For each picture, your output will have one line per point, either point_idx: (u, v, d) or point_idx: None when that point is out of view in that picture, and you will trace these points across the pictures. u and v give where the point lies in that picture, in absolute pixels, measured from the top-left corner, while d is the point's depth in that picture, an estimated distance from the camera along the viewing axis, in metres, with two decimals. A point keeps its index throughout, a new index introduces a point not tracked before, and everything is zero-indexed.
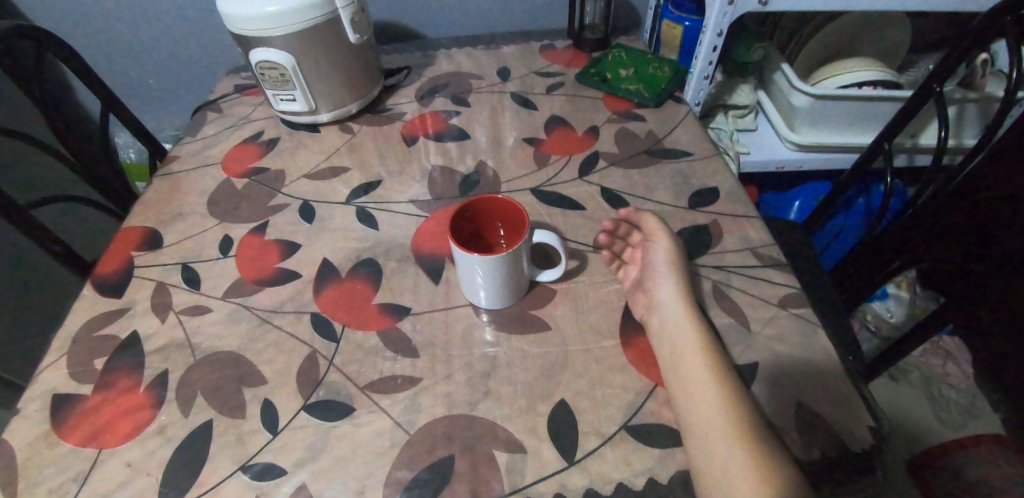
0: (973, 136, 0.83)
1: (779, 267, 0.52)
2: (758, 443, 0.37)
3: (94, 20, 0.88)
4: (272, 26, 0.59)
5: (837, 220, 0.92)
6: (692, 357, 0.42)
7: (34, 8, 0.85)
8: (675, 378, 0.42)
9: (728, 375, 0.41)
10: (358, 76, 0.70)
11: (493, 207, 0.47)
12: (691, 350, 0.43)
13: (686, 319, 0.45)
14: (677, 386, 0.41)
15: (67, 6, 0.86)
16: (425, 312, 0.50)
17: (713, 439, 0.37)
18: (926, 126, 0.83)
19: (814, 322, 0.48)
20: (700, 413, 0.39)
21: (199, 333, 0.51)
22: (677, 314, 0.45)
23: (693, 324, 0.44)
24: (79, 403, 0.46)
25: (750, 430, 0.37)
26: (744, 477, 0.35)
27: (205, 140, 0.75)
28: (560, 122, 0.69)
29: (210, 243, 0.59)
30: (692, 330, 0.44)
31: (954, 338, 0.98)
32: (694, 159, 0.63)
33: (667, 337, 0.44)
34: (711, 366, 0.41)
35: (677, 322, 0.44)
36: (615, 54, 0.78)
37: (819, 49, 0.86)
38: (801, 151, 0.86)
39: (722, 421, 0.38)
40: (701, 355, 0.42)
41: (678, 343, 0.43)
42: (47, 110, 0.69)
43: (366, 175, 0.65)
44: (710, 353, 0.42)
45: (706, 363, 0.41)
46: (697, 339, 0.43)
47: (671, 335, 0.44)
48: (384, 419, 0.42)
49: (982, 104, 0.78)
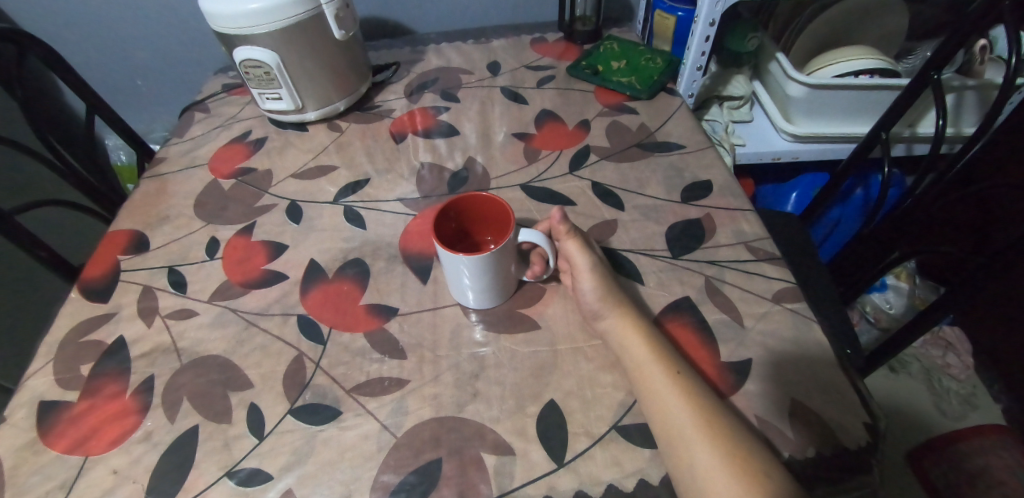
0: (972, 125, 0.82)
1: (773, 261, 0.51)
2: (724, 440, 0.36)
3: (78, 21, 0.87)
4: (255, 23, 0.58)
5: (834, 212, 0.91)
6: (642, 363, 0.41)
7: (17, 10, 0.84)
8: (638, 383, 0.40)
9: (678, 377, 0.40)
10: (345, 73, 0.69)
11: (478, 205, 0.46)
12: (639, 355, 0.41)
13: (627, 323, 0.43)
14: (642, 390, 0.40)
15: (50, 8, 0.84)
16: (413, 312, 0.49)
17: (679, 445, 0.37)
18: (925, 114, 0.82)
19: (809, 317, 0.47)
20: (663, 420, 0.38)
21: (185, 337, 0.50)
22: (616, 320, 0.43)
23: (637, 329, 0.43)
24: (64, 410, 0.46)
25: (715, 430, 0.37)
26: (717, 478, 0.35)
27: (192, 141, 0.74)
28: (551, 116, 0.68)
29: (197, 246, 0.59)
30: (637, 334, 0.42)
31: (954, 329, 0.97)
32: (687, 152, 0.62)
33: (617, 343, 0.43)
34: (662, 371, 0.40)
35: (621, 334, 0.43)
36: (606, 46, 0.77)
37: (815, 38, 0.85)
38: (797, 141, 0.85)
39: (685, 425, 0.37)
40: (649, 359, 0.41)
41: (628, 349, 0.42)
42: (31, 113, 0.68)
43: (354, 174, 0.64)
44: (659, 357, 0.41)
45: (657, 367, 0.40)
46: (642, 345, 0.42)
47: (619, 345, 0.43)
48: (371, 422, 0.42)
49: (981, 91, 0.77)
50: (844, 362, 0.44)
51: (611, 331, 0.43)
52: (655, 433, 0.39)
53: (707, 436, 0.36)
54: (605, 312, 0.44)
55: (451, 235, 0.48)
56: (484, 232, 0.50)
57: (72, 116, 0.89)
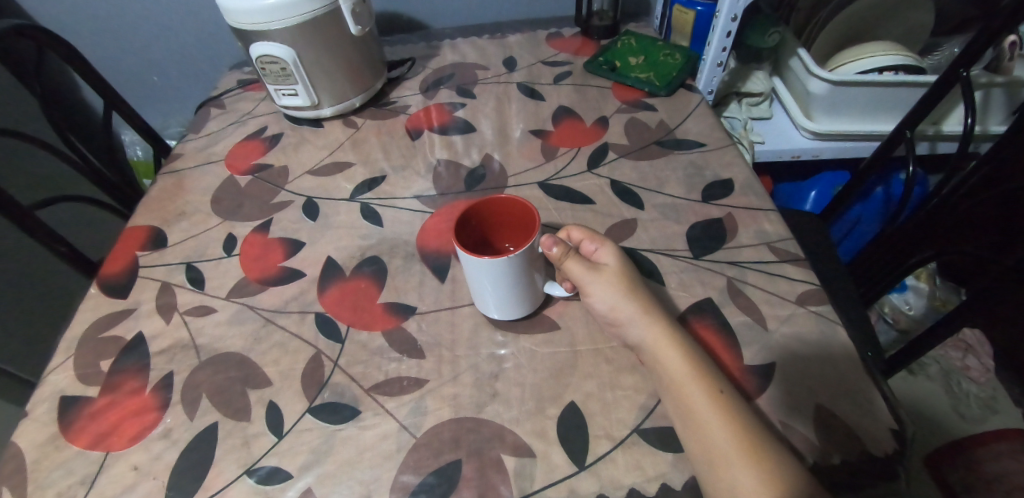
0: (1000, 123, 0.80)
1: (796, 262, 0.50)
2: (772, 466, 0.34)
3: (94, 16, 0.87)
4: (271, 19, 0.58)
5: (854, 210, 0.91)
6: (681, 383, 0.38)
7: (33, 5, 0.85)
8: (678, 403, 0.38)
9: (723, 398, 0.37)
10: (360, 69, 0.68)
11: (500, 210, 0.46)
12: (678, 371, 0.38)
13: (663, 336, 0.40)
14: (683, 410, 0.37)
15: (66, 4, 0.85)
16: (431, 311, 0.49)
17: (722, 473, 0.34)
18: (951, 112, 0.80)
19: (834, 320, 0.46)
20: (704, 447, 0.36)
21: (203, 334, 0.50)
22: (649, 331, 0.40)
23: (673, 341, 0.39)
24: (85, 405, 0.46)
25: (762, 453, 0.34)
26: None
27: (208, 137, 0.74)
28: (568, 113, 0.67)
29: (214, 242, 0.59)
30: (673, 346, 0.39)
31: (976, 331, 0.96)
32: (707, 149, 0.61)
33: (652, 358, 0.40)
34: (702, 390, 0.37)
35: (657, 347, 0.39)
36: (624, 41, 0.76)
37: (838, 33, 0.83)
38: (817, 139, 0.84)
39: (729, 451, 0.34)
40: (689, 375, 0.38)
41: (666, 365, 0.39)
42: (51, 109, 0.68)
43: (370, 171, 0.63)
44: (699, 373, 0.38)
45: (697, 385, 0.37)
46: (681, 362, 0.39)
47: (653, 359, 0.40)
48: (390, 422, 0.41)
49: (1010, 89, 0.75)
50: (869, 364, 0.43)
51: (645, 344, 0.40)
52: (697, 463, 0.36)
53: (757, 464, 0.34)
54: (630, 320, 0.41)
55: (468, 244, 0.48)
56: (502, 237, 0.49)
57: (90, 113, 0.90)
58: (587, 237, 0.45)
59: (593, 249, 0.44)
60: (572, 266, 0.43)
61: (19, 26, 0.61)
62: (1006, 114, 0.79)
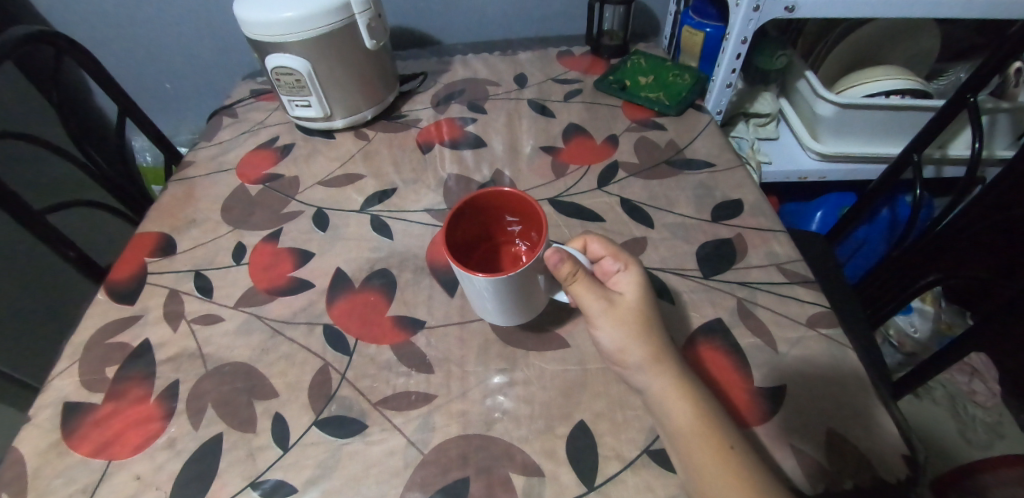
0: (1005, 148, 0.80)
1: (806, 284, 0.50)
2: None
3: (111, 24, 0.88)
4: (288, 32, 0.59)
5: (860, 232, 0.91)
6: (685, 433, 0.37)
7: (52, 12, 0.86)
8: (682, 456, 0.36)
9: (730, 454, 0.35)
10: (374, 83, 0.69)
11: (502, 203, 0.45)
12: (685, 421, 0.37)
13: (672, 383, 0.38)
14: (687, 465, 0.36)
15: (85, 11, 0.86)
16: (440, 326, 0.48)
17: None
18: (958, 137, 0.81)
19: (844, 343, 0.46)
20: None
21: (210, 343, 0.50)
22: (658, 377, 0.38)
23: (682, 390, 0.38)
24: (89, 412, 0.46)
25: None
26: None
27: (220, 146, 0.74)
28: (578, 131, 0.67)
29: (223, 251, 0.59)
30: (680, 395, 0.37)
31: (981, 354, 0.94)
32: (717, 170, 0.61)
33: (658, 404, 0.38)
34: (709, 446, 0.36)
35: (663, 394, 0.38)
36: (634, 61, 0.77)
37: (845, 57, 0.84)
38: (824, 160, 0.84)
39: None
40: (695, 427, 0.36)
41: (673, 414, 0.37)
42: (66, 115, 0.69)
43: (381, 183, 0.64)
44: (706, 424, 0.36)
45: (704, 439, 0.36)
46: (689, 413, 0.37)
47: (658, 405, 0.38)
48: (397, 438, 0.41)
49: (1015, 115, 0.76)
50: (879, 388, 0.43)
51: (649, 388, 0.39)
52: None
53: None
54: (636, 361, 0.39)
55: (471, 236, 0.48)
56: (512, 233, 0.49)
57: (103, 119, 0.91)
58: (609, 255, 0.43)
59: (614, 269, 0.43)
60: (581, 289, 0.40)
61: (41, 32, 0.62)
62: (1011, 140, 0.80)
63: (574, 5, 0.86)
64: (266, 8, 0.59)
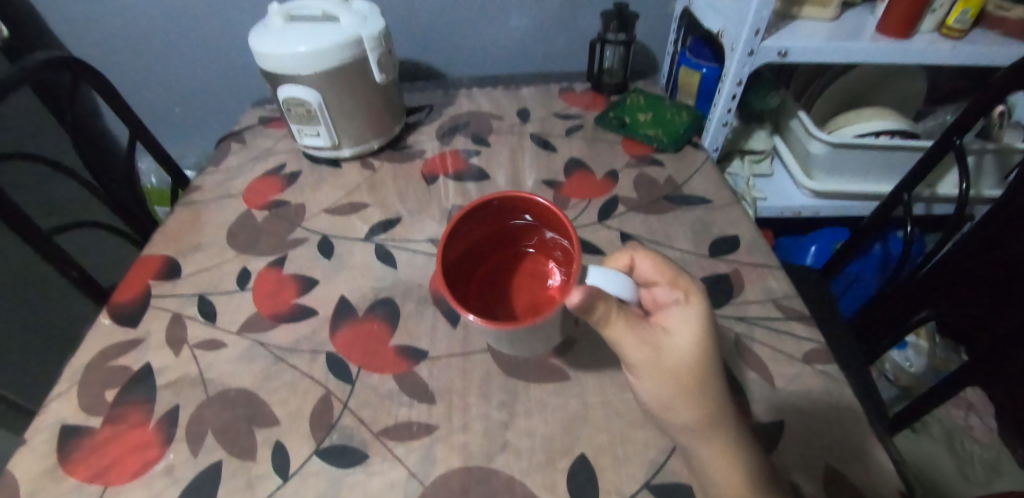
0: (993, 186, 0.83)
1: (802, 320, 0.51)
2: None
3: (126, 50, 0.91)
4: (301, 65, 0.61)
5: (854, 266, 0.94)
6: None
7: (70, 38, 0.89)
8: None
9: None
10: (381, 115, 0.71)
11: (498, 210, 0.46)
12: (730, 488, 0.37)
13: (721, 449, 0.37)
14: None
15: (101, 37, 0.89)
16: (443, 357, 0.49)
17: None
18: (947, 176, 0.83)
19: (841, 380, 0.46)
20: None
21: (212, 368, 0.50)
22: (705, 443, 0.38)
23: (730, 457, 0.37)
24: (87, 436, 0.45)
25: None
26: None
27: (228, 171, 0.76)
28: (579, 166, 0.69)
29: (228, 276, 0.59)
30: (727, 463, 0.37)
31: (977, 391, 0.97)
32: (714, 206, 0.63)
33: (704, 467, 0.38)
34: None
35: (709, 461, 0.37)
36: (633, 98, 0.79)
37: (837, 98, 0.87)
38: (818, 197, 0.86)
39: None
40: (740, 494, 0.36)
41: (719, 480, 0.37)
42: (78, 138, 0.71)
43: (386, 213, 0.65)
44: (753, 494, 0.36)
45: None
46: (736, 483, 0.36)
47: (704, 471, 0.38)
48: (398, 469, 0.41)
49: (1001, 155, 0.79)
50: (876, 425, 0.44)
51: (697, 451, 0.38)
52: None
53: None
54: (687, 417, 0.38)
55: (481, 245, 0.48)
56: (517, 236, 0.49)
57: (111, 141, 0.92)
58: (666, 285, 0.41)
59: (671, 299, 0.40)
60: (621, 333, 0.38)
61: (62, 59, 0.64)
62: (998, 179, 0.82)
63: (575, 43, 0.90)
64: (280, 42, 0.61)
